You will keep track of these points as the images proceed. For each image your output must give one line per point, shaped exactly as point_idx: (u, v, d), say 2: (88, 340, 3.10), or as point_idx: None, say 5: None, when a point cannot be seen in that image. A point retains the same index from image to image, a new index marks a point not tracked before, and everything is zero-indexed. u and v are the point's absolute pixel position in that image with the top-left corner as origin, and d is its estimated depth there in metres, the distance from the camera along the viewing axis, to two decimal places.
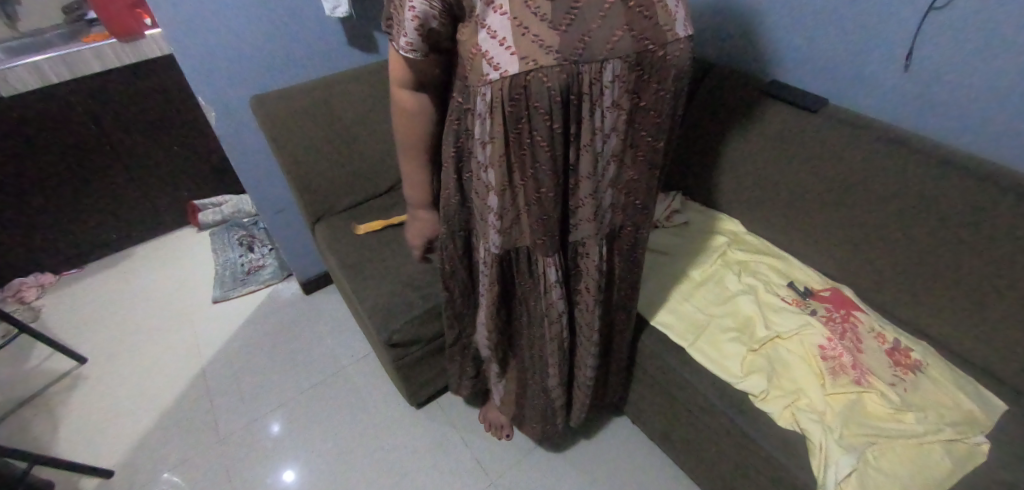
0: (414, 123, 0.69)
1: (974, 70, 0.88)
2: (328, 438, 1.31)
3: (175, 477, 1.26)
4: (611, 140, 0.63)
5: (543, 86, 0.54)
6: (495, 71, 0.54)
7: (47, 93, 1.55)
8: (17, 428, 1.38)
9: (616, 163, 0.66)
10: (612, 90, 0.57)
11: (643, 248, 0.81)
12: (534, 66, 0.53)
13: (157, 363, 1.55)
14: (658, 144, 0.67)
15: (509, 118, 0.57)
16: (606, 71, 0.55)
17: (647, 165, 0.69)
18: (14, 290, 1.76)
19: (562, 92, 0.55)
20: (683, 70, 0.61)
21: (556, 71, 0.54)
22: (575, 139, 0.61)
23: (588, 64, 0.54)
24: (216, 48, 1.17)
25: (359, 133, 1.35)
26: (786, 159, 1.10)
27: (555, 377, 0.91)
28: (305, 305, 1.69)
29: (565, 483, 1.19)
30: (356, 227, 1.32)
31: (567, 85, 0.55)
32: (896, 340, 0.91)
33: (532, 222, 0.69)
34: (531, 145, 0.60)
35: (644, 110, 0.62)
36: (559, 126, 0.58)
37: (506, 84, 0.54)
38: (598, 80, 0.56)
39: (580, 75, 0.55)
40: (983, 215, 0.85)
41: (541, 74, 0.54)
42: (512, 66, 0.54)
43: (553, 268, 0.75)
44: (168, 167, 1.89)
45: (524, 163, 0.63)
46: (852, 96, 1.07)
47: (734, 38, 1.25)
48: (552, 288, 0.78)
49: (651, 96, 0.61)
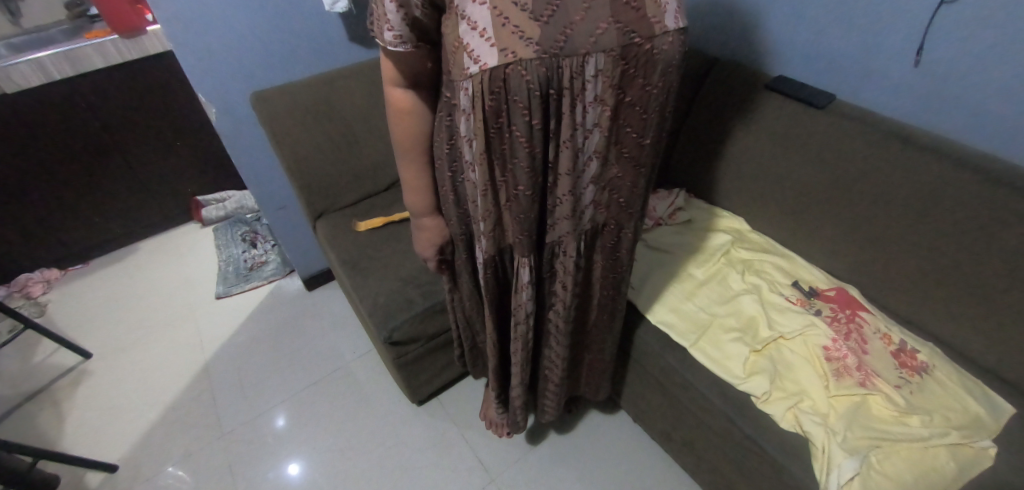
0: (412, 125, 0.67)
1: (986, 65, 0.85)
2: (330, 433, 1.31)
3: (181, 471, 1.27)
4: (594, 136, 0.62)
5: (522, 79, 0.53)
6: (474, 64, 0.53)
7: (50, 90, 1.56)
8: (24, 422, 1.40)
9: (598, 160, 0.65)
10: (594, 85, 0.56)
11: (629, 251, 0.79)
12: (514, 59, 0.52)
13: (161, 358, 1.56)
14: (646, 142, 0.65)
15: (489, 114, 0.56)
16: (589, 64, 0.54)
17: (633, 164, 0.67)
18: (21, 285, 1.77)
19: (541, 86, 0.54)
20: (673, 64, 0.58)
21: (534, 64, 0.53)
22: (555, 135, 0.60)
23: (568, 58, 0.53)
24: (216, 45, 1.16)
25: (359, 129, 1.35)
26: (792, 156, 1.08)
27: (516, 376, 0.93)
28: (308, 301, 1.69)
29: (565, 480, 1.19)
30: (357, 224, 1.32)
31: (546, 79, 0.54)
32: (902, 342, 0.90)
33: (511, 221, 0.68)
34: (510, 140, 0.59)
35: (629, 105, 0.60)
36: (538, 122, 0.58)
37: (486, 78, 0.53)
38: (579, 75, 0.55)
39: (561, 69, 0.54)
40: (994, 215, 0.83)
41: (520, 68, 0.53)
42: (490, 59, 0.52)
43: (527, 269, 0.75)
44: (171, 164, 1.89)
45: (504, 160, 0.62)
46: (860, 91, 1.05)
47: (738, 33, 1.23)
48: (524, 289, 0.78)
49: (638, 91, 0.59)
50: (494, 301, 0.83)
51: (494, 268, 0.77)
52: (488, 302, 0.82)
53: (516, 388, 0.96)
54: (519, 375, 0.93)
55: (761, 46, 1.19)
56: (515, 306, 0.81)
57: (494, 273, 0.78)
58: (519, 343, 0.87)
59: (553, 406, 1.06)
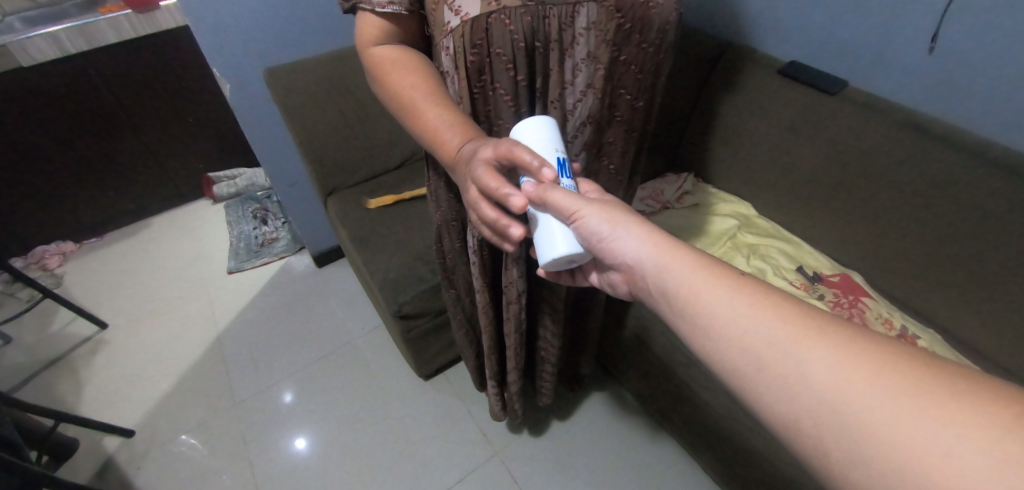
0: (411, 70, 0.62)
1: (1002, 53, 0.83)
2: (338, 406, 1.35)
3: (193, 439, 1.31)
4: (588, 98, 0.62)
5: (506, 28, 0.54)
6: (456, 16, 0.54)
7: (65, 64, 1.58)
8: (43, 388, 1.45)
9: (592, 125, 0.64)
10: (587, 38, 0.57)
11: None
12: (497, 7, 0.53)
13: (174, 330, 1.60)
14: (639, 104, 0.66)
15: (472, 70, 0.57)
16: (580, 15, 0.56)
17: (625, 128, 0.68)
18: (37, 257, 1.82)
19: (526, 38, 0.56)
20: (672, 20, 0.60)
21: (519, 12, 0.54)
22: (544, 93, 0.62)
23: (557, 7, 0.55)
24: (231, 20, 1.16)
25: (371, 108, 1.36)
26: (802, 142, 1.08)
27: (513, 359, 0.93)
28: (318, 277, 1.72)
29: (567, 456, 1.22)
30: (367, 201, 1.34)
31: (532, 31, 0.56)
32: (903, 327, 0.92)
33: None
34: (495, 99, 0.61)
35: (624, 64, 0.61)
36: (523, 77, 0.59)
37: (468, 28, 0.54)
38: (569, 26, 0.56)
39: (548, 19, 0.55)
40: (1001, 204, 0.83)
41: (504, 16, 0.54)
42: (472, 8, 0.53)
43: (515, 246, 0.74)
44: (184, 140, 1.91)
45: (491, 122, 0.63)
46: (873, 78, 1.02)
47: (753, 16, 1.22)
48: (514, 266, 0.76)
49: (633, 49, 0.60)
50: (488, 285, 0.82)
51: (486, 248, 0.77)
52: (479, 285, 0.81)
53: (513, 372, 0.96)
54: (515, 357, 0.93)
55: (773, 31, 1.18)
56: (504, 284, 0.80)
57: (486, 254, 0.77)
58: (512, 322, 0.85)
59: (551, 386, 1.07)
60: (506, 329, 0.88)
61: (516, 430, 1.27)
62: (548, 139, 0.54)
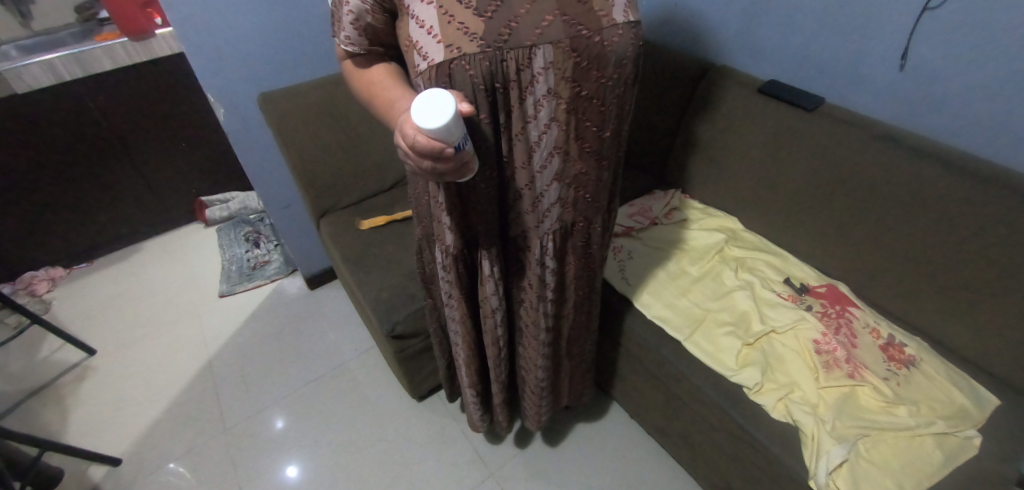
0: (366, 70, 0.65)
1: (968, 69, 0.87)
2: (332, 430, 1.33)
3: (182, 468, 1.28)
4: (553, 131, 0.62)
5: (466, 74, 0.55)
6: (424, 61, 0.56)
7: (58, 90, 1.58)
8: (28, 416, 1.42)
9: (559, 156, 0.65)
10: (546, 77, 0.57)
11: (599, 248, 0.81)
12: (458, 54, 0.54)
13: (165, 354, 1.58)
14: (605, 134, 0.66)
15: None
16: (537, 56, 0.56)
17: (595, 158, 0.68)
18: (26, 282, 1.80)
19: (485, 81, 0.56)
20: (627, 56, 0.60)
21: (478, 58, 0.54)
22: (508, 128, 0.62)
23: (514, 50, 0.55)
24: (225, 46, 1.19)
25: (363, 131, 1.38)
26: (782, 160, 1.12)
27: (498, 372, 0.94)
28: (310, 299, 1.72)
29: (562, 476, 1.21)
30: (360, 222, 1.35)
31: (491, 74, 0.56)
32: (890, 336, 0.93)
33: (474, 215, 0.69)
34: None
35: (586, 99, 0.61)
36: (486, 117, 0.59)
37: (433, 73, 0.55)
38: (527, 66, 0.56)
39: (505, 62, 0.56)
40: (975, 213, 0.86)
41: (464, 62, 0.55)
42: (437, 55, 0.55)
43: (489, 263, 0.76)
44: (177, 163, 1.92)
45: None
46: (849, 95, 1.07)
47: (732, 38, 1.26)
48: (488, 282, 0.79)
49: (593, 84, 0.60)
50: (460, 298, 0.83)
51: (458, 264, 0.77)
52: (454, 300, 0.82)
53: (496, 386, 0.97)
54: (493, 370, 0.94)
55: (752, 52, 1.22)
56: (481, 300, 0.82)
57: (459, 270, 0.78)
58: (491, 338, 0.87)
59: (534, 413, 1.06)
60: (485, 344, 0.90)
61: (495, 440, 1.28)
62: (439, 112, 0.46)
